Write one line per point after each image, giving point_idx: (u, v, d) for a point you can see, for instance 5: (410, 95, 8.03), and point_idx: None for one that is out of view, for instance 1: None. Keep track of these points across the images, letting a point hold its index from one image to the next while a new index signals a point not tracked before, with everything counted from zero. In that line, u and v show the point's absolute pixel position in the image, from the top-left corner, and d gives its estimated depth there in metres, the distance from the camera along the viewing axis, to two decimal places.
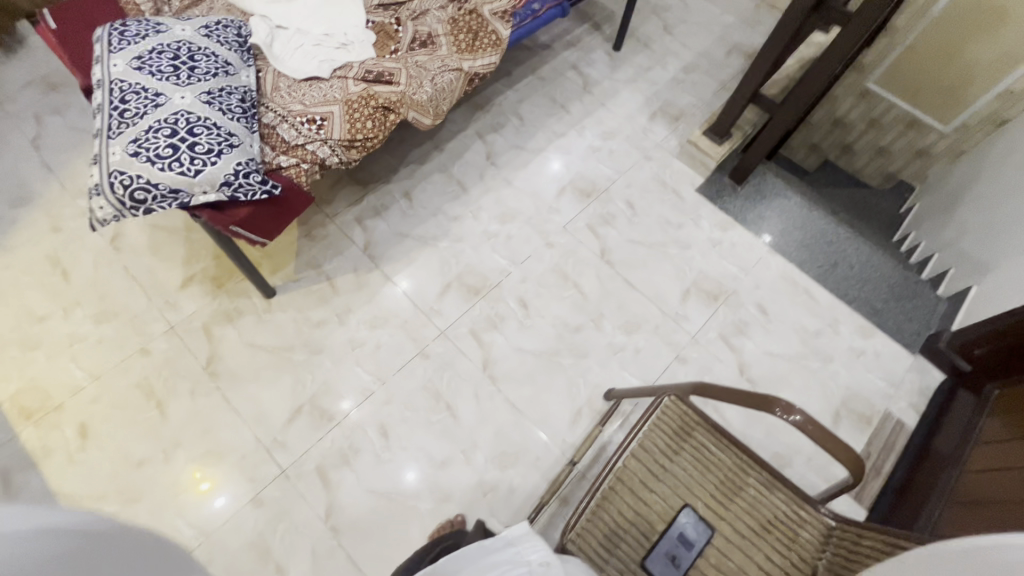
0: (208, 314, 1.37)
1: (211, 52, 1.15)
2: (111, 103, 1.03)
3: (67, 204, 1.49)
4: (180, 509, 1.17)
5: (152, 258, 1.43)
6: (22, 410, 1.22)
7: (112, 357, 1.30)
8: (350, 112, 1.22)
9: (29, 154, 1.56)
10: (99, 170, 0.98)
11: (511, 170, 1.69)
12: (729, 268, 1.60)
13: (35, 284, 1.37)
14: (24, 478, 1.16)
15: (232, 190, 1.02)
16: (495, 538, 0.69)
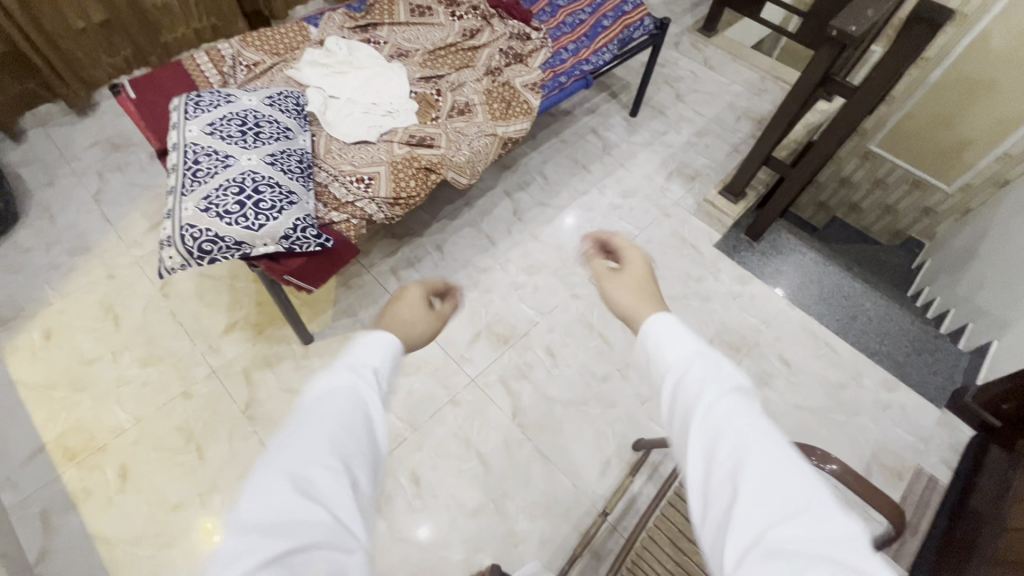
0: (249, 359, 1.43)
1: (274, 119, 1.27)
2: (185, 164, 1.14)
3: (122, 254, 1.59)
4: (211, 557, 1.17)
5: (197, 304, 1.51)
6: (66, 451, 1.26)
7: (156, 400, 1.35)
8: (396, 173, 1.32)
9: (90, 207, 1.67)
10: (171, 224, 1.08)
11: (537, 225, 1.78)
12: (750, 320, 1.65)
13: (88, 328, 1.45)
14: (63, 521, 1.18)
15: (290, 243, 1.11)
16: None
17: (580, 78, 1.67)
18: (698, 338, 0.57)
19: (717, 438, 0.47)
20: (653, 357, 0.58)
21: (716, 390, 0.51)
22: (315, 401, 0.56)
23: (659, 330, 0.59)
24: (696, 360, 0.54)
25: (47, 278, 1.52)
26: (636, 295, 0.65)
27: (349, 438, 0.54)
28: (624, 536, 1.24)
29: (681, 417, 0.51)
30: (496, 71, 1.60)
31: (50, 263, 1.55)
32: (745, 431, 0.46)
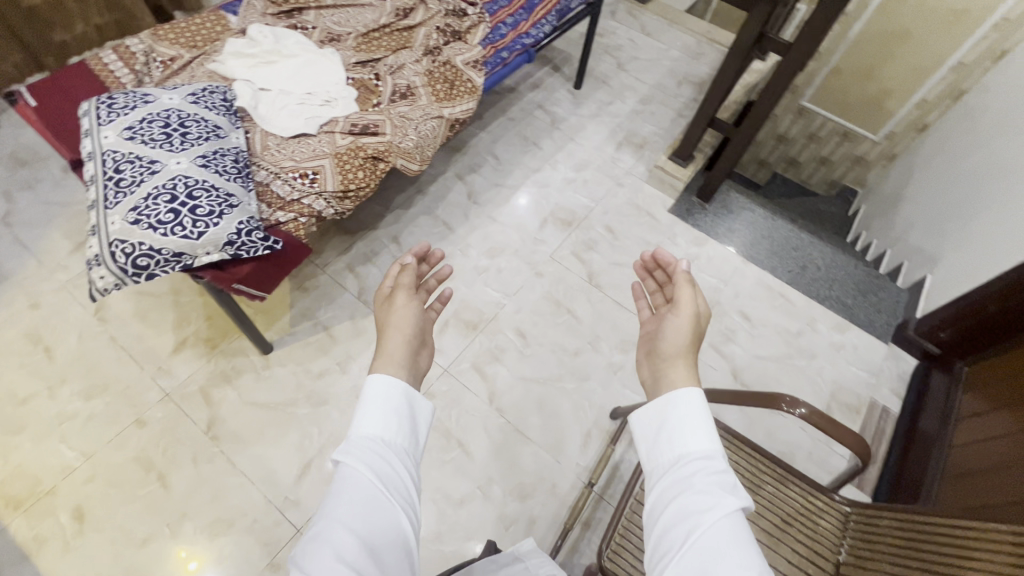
0: (205, 376, 1.35)
1: (201, 117, 1.17)
2: (106, 174, 1.04)
3: (45, 280, 1.45)
4: None
5: (140, 325, 1.40)
6: (10, 499, 1.16)
7: (106, 431, 1.25)
8: (341, 165, 1.26)
9: (1, 232, 1.51)
10: (98, 241, 0.99)
11: (493, 207, 1.75)
12: (709, 280, 1.70)
13: (16, 365, 1.32)
14: (17, 574, 1.09)
15: (236, 249, 1.04)
16: (502, 555, 0.76)
17: (523, 52, 1.64)
18: (709, 434, 0.63)
19: (695, 537, 0.54)
20: (658, 444, 0.65)
21: (709, 494, 0.57)
22: (349, 464, 0.58)
23: (671, 415, 0.66)
24: (697, 458, 0.61)
25: None
26: (688, 337, 0.75)
27: (385, 505, 0.57)
28: (611, 504, 1.26)
29: (668, 505, 0.59)
30: (435, 50, 1.55)
31: None
32: (722, 540, 0.53)
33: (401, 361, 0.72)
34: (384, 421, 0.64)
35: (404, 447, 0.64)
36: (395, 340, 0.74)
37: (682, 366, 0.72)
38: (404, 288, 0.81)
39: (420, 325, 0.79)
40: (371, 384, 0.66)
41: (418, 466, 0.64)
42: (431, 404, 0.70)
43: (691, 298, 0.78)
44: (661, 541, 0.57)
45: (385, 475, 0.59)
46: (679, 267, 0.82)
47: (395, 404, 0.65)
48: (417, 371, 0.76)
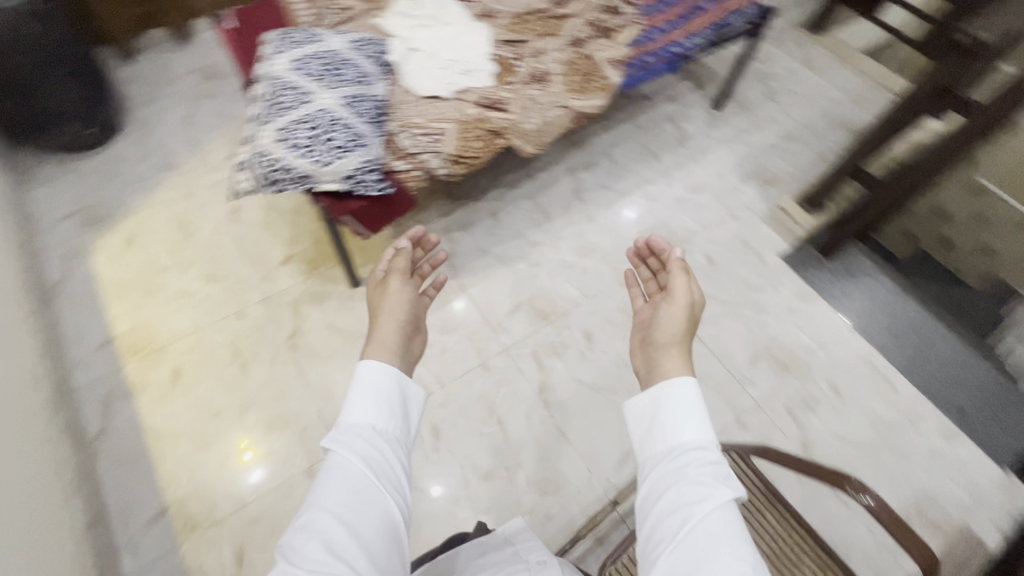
0: (300, 292, 1.50)
1: (356, 63, 1.30)
2: (268, 96, 1.19)
3: (202, 176, 1.70)
4: (229, 473, 1.24)
5: (261, 233, 1.59)
6: (132, 347, 1.39)
7: (213, 314, 1.45)
8: (464, 132, 1.33)
9: (181, 129, 1.79)
10: (248, 151, 1.13)
11: (596, 208, 1.74)
12: (804, 339, 1.55)
13: (164, 240, 1.56)
14: (121, 408, 1.31)
15: (352, 184, 1.14)
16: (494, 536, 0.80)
17: (668, 61, 1.59)
18: (700, 426, 0.70)
19: (692, 526, 0.59)
20: (654, 437, 0.72)
21: (703, 485, 0.62)
22: (337, 455, 0.65)
23: (666, 405, 0.73)
24: (690, 449, 0.68)
25: (135, 189, 1.66)
26: (681, 323, 0.86)
27: (373, 490, 0.63)
28: (630, 530, 1.22)
29: (663, 495, 0.65)
30: (581, 42, 1.56)
31: (139, 176, 1.68)
32: (716, 527, 0.59)
33: (391, 347, 0.82)
34: (374, 414, 0.70)
35: (393, 437, 0.70)
36: (389, 324, 0.86)
37: (672, 350, 0.82)
38: (397, 275, 0.96)
39: (412, 311, 0.92)
40: (364, 369, 0.73)
41: (406, 455, 0.71)
42: (421, 391, 0.77)
43: (685, 285, 0.89)
44: (657, 528, 0.63)
45: (374, 465, 0.65)
46: (675, 255, 0.93)
47: (385, 395, 0.72)
48: (410, 355, 0.87)
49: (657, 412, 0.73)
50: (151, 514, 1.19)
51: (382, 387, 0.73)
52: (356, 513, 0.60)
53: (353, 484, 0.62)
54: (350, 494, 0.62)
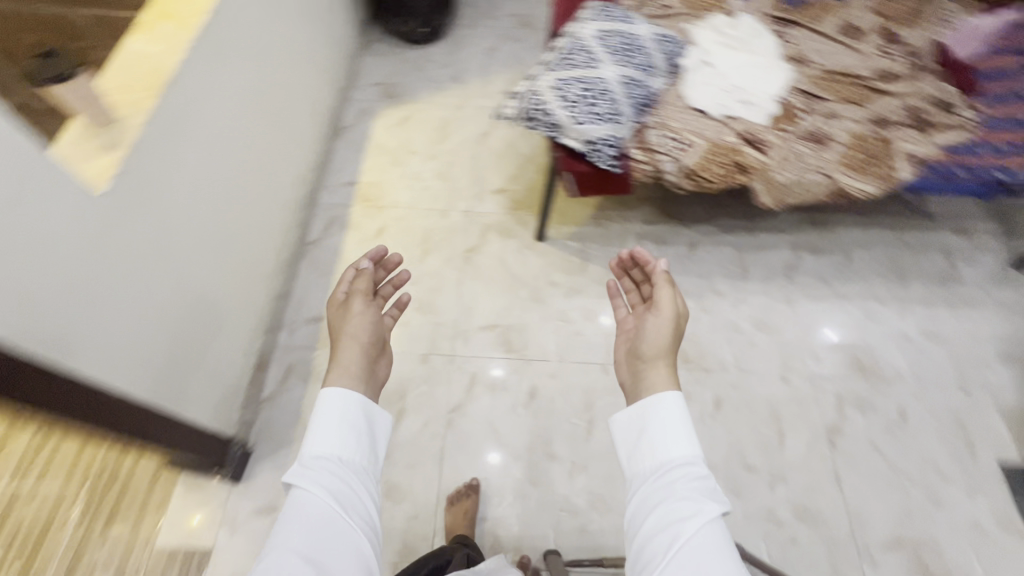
0: (494, 221, 1.68)
1: (649, 53, 1.37)
2: (564, 50, 1.33)
3: (476, 98, 1.97)
4: None
5: (493, 162, 1.81)
6: (365, 196, 1.72)
7: (427, 204, 1.71)
8: (711, 153, 1.31)
9: (482, 57, 2.09)
10: (525, 87, 1.30)
11: (799, 293, 1.58)
12: (974, 567, 1.22)
13: (425, 133, 1.88)
14: (336, 233, 1.64)
15: (588, 149, 1.22)
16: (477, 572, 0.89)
17: (982, 183, 1.33)
18: (685, 442, 0.76)
19: (682, 542, 0.65)
20: (641, 453, 0.78)
21: (691, 500, 0.69)
22: (298, 490, 0.68)
23: (652, 421, 0.80)
24: (678, 465, 0.74)
25: (428, 86, 2.00)
26: (667, 336, 0.90)
27: (340, 522, 0.66)
28: None
29: (652, 510, 0.71)
30: (884, 123, 1.40)
31: (436, 78, 2.03)
32: (704, 541, 0.65)
33: (353, 371, 0.83)
34: (341, 448, 0.74)
35: (360, 467, 0.74)
36: (349, 346, 0.86)
37: (659, 365, 0.87)
38: (359, 295, 0.94)
39: (375, 334, 0.91)
40: (322, 401, 0.77)
41: (375, 490, 0.74)
42: (388, 422, 0.81)
43: (669, 298, 0.93)
44: (648, 543, 0.68)
45: (349, 497, 0.69)
46: (658, 267, 0.97)
47: (351, 427, 0.76)
48: (373, 377, 0.88)
49: (644, 427, 0.80)
50: (312, 316, 1.49)
51: (347, 416, 0.77)
52: (327, 552, 0.63)
53: (323, 521, 0.65)
54: (317, 531, 0.64)
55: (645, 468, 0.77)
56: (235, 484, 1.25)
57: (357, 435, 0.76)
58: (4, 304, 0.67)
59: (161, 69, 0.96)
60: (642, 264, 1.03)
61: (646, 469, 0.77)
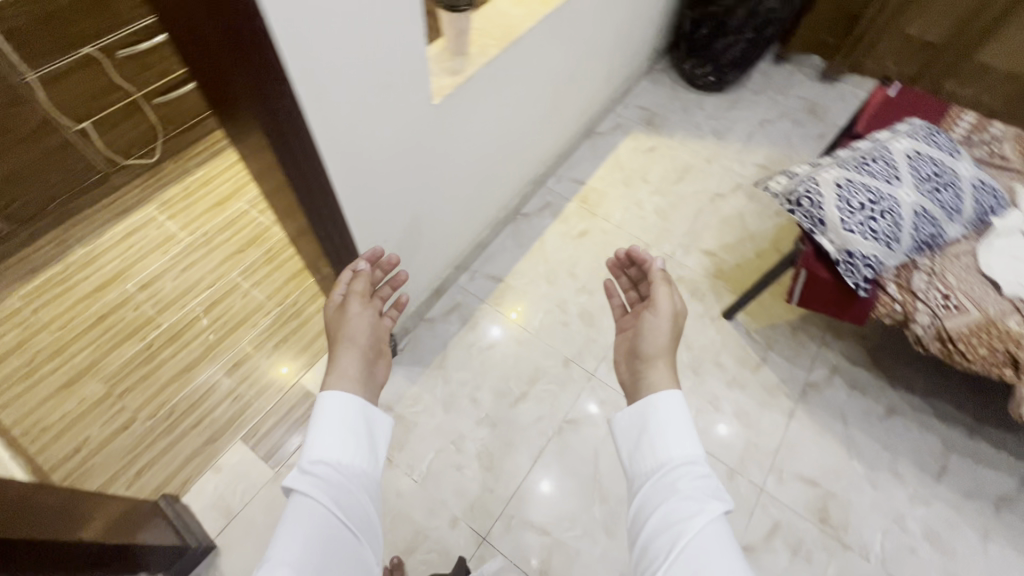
0: (690, 277, 1.64)
1: (961, 196, 1.21)
2: (865, 154, 1.24)
3: (728, 159, 1.93)
4: (538, 306, 1.56)
5: (715, 224, 1.76)
6: (585, 198, 1.80)
7: (635, 231, 1.74)
8: (983, 329, 1.11)
9: (753, 124, 2.04)
10: (805, 171, 1.23)
11: (1003, 533, 1.27)
12: None
13: (664, 169, 1.90)
14: (546, 217, 1.75)
15: (843, 259, 1.13)
16: None
17: None
18: (688, 440, 0.77)
19: (688, 541, 0.66)
20: (644, 452, 0.78)
21: (695, 500, 0.69)
22: (299, 497, 0.69)
23: (654, 420, 0.80)
24: (680, 463, 0.75)
25: (687, 129, 2.02)
26: (666, 335, 0.93)
27: (341, 535, 0.68)
28: None
29: (656, 511, 0.71)
30: None
31: (698, 125, 2.03)
32: (709, 539, 0.65)
33: (353, 375, 0.85)
34: (344, 454, 0.75)
35: (364, 473, 0.76)
36: (350, 350, 0.88)
37: (660, 363, 0.90)
38: (355, 296, 0.95)
39: (371, 335, 0.93)
40: (324, 400, 0.78)
41: (376, 498, 0.76)
42: (386, 424, 0.83)
43: (668, 295, 0.96)
44: (652, 544, 0.69)
45: (354, 510, 0.71)
46: (655, 266, 0.98)
47: (350, 428, 0.78)
48: (372, 376, 0.89)
49: (648, 424, 0.80)
50: (493, 273, 1.61)
51: (349, 411, 0.79)
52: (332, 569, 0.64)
53: (328, 534, 0.67)
54: (318, 540, 0.66)
55: (648, 468, 0.77)
56: None
57: (359, 439, 0.77)
58: (345, 156, 0.85)
59: (512, 27, 1.12)
60: (641, 263, 1.05)
61: (649, 469, 0.77)
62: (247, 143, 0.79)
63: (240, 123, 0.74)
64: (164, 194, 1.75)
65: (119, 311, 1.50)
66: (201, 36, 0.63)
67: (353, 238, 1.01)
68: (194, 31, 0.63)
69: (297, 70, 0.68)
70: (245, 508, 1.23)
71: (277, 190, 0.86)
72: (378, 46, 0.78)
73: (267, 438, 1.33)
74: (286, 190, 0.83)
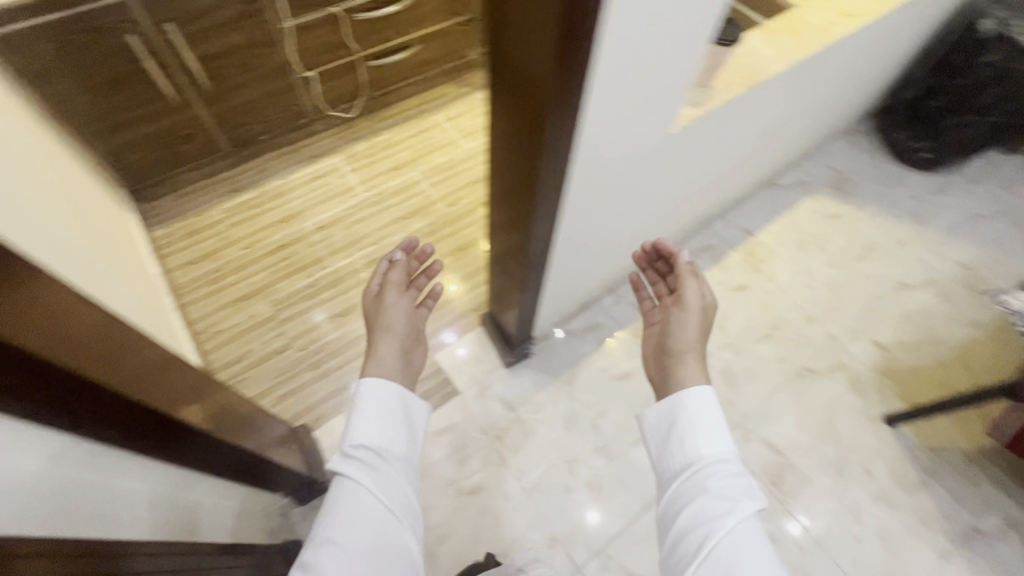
0: (852, 366, 1.49)
1: None
2: None
3: (924, 248, 1.72)
4: None
5: (894, 315, 1.58)
6: (751, 251, 1.69)
7: (799, 299, 1.60)
8: None
9: (962, 215, 1.80)
10: None
11: None
12: None
13: (846, 241, 1.73)
14: (706, 260, 1.67)
15: None
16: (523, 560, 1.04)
17: None
18: (716, 435, 0.77)
19: (718, 539, 0.68)
20: (672, 449, 0.78)
21: (726, 499, 0.70)
22: (347, 481, 0.72)
23: (684, 418, 0.79)
24: (709, 461, 0.75)
25: (881, 203, 1.82)
26: (695, 328, 0.93)
27: (384, 514, 0.71)
28: None
29: (685, 509, 0.72)
30: None
31: (895, 201, 1.83)
32: (740, 539, 0.67)
33: (391, 362, 0.90)
34: (386, 436, 0.77)
35: (403, 453, 0.78)
36: (388, 339, 0.93)
37: (694, 358, 0.89)
38: (392, 286, 0.99)
39: (409, 323, 0.98)
40: (369, 390, 0.80)
41: (414, 478, 0.79)
42: (424, 407, 0.84)
43: (697, 292, 0.96)
44: (681, 542, 0.71)
45: (396, 492, 0.74)
46: (683, 260, 0.99)
47: (391, 410, 0.80)
48: (409, 362, 0.96)
49: (679, 421, 0.79)
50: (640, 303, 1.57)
51: (390, 394, 0.80)
52: (376, 551, 0.68)
53: (371, 516, 0.70)
54: (363, 521, 0.69)
55: (677, 465, 0.77)
56: (505, 367, 1.44)
57: (398, 420, 0.79)
58: (585, 172, 0.84)
59: (760, 66, 1.05)
60: (665, 259, 1.06)
61: (677, 465, 0.77)
62: (509, 140, 0.81)
63: (516, 122, 0.75)
64: (351, 147, 1.88)
65: (296, 245, 1.65)
66: (522, 30, 0.61)
67: (553, 245, 1.01)
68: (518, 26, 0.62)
69: (593, 87, 0.66)
70: None
71: (516, 183, 0.87)
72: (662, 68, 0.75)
73: None
74: (525, 192, 0.84)
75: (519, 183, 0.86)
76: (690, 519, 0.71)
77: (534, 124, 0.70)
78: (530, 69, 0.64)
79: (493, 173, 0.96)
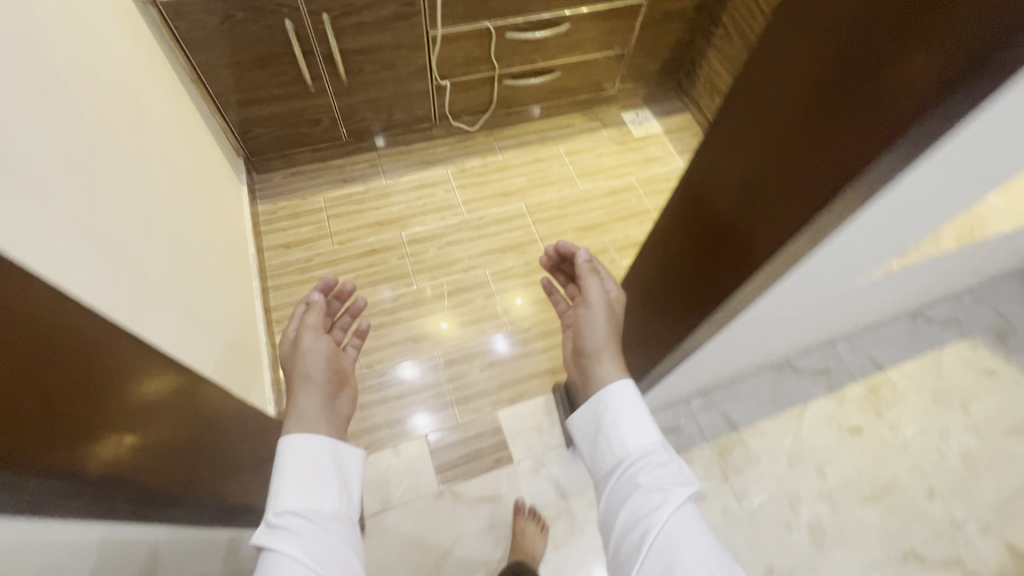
0: (973, 568, 1.23)
1: None
2: None
3: None
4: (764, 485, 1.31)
5: None
6: (876, 389, 1.46)
7: (922, 462, 1.36)
8: None
9: None
10: None
11: None
12: None
13: (999, 407, 1.44)
14: (819, 386, 1.45)
15: None
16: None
17: None
18: (643, 424, 0.70)
19: (655, 533, 0.60)
20: (598, 447, 0.72)
21: (657, 489, 0.64)
22: (273, 558, 0.60)
23: (610, 415, 0.72)
24: (638, 454, 0.68)
25: None
26: (605, 324, 0.84)
27: None
28: None
29: (620, 511, 0.65)
30: None
31: None
32: (677, 529, 0.60)
33: (315, 415, 0.76)
34: (316, 495, 0.65)
35: (338, 510, 0.66)
36: (309, 390, 0.80)
37: (614, 358, 0.80)
38: (309, 330, 0.86)
39: (332, 368, 0.85)
40: (292, 451, 0.68)
41: (356, 539, 0.66)
42: (359, 452, 0.73)
43: (599, 287, 0.88)
44: (620, 550, 0.63)
45: (332, 553, 0.62)
46: (581, 259, 0.90)
47: (316, 458, 0.69)
48: (337, 413, 0.81)
49: (606, 419, 0.72)
50: (730, 416, 1.39)
51: (314, 448, 0.69)
52: None
53: None
54: None
55: (610, 465, 0.70)
56: (566, 447, 1.32)
57: (325, 467, 0.68)
58: (759, 305, 0.72)
59: (982, 219, 0.85)
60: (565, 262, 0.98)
61: (610, 465, 0.70)
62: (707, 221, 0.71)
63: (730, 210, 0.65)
64: (464, 162, 1.81)
65: (387, 252, 1.60)
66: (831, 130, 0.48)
67: (684, 353, 0.89)
68: (859, 61, 0.44)
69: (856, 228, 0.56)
70: (401, 507, 1.23)
71: (698, 258, 0.75)
72: (946, 205, 0.57)
73: (447, 451, 1.31)
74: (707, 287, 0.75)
75: (708, 262, 0.73)
76: (627, 521, 0.63)
77: (788, 219, 0.56)
78: (851, 121, 0.46)
79: (665, 228, 0.83)
